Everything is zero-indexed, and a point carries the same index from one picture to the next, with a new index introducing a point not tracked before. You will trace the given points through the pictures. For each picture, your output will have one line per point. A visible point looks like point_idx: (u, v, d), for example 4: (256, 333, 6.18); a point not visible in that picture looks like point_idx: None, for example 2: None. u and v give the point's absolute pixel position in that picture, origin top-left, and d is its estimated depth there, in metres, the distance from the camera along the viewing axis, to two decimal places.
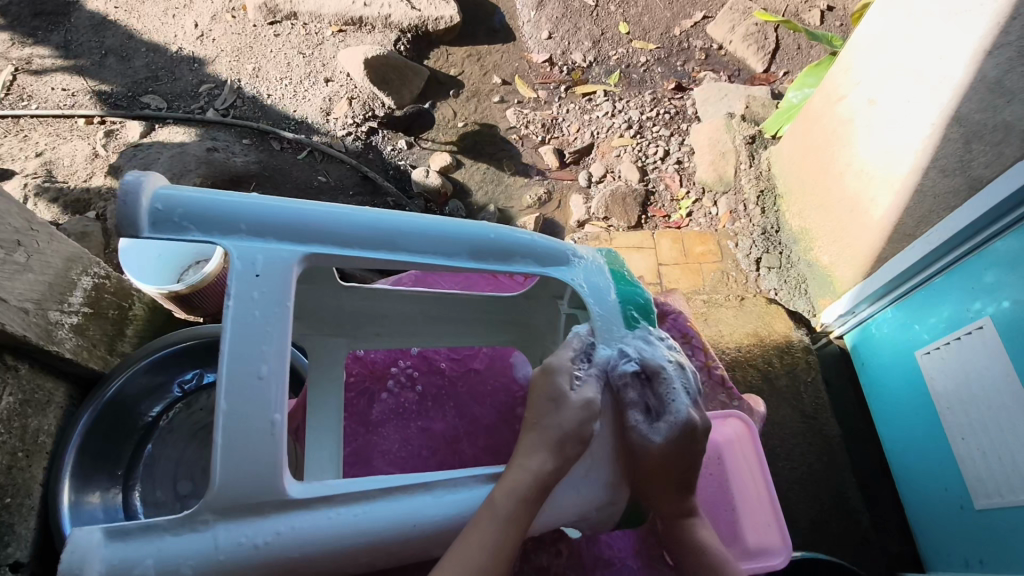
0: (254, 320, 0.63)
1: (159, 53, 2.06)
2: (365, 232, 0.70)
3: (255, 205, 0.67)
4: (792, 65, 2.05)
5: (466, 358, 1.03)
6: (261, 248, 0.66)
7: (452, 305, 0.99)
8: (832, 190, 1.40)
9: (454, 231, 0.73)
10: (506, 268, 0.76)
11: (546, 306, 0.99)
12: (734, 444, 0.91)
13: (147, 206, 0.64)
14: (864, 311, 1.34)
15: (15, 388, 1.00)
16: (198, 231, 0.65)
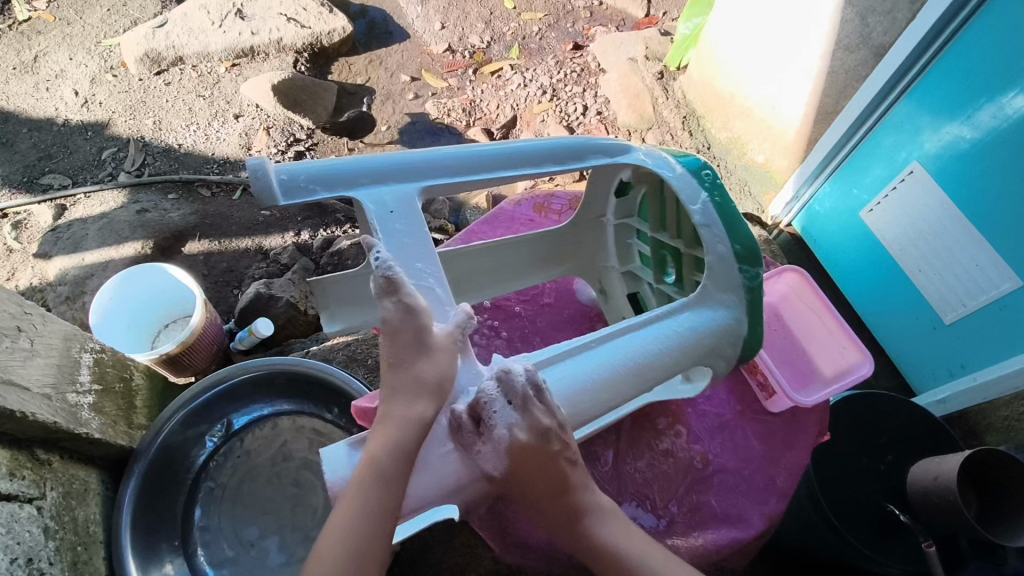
0: (404, 244, 0.77)
1: (44, 131, 1.93)
2: (462, 163, 0.83)
3: (369, 160, 0.80)
4: (668, 5, 2.18)
5: (535, 297, 1.14)
6: (386, 191, 0.79)
7: (505, 255, 1.08)
8: (749, 98, 1.59)
9: (530, 146, 0.86)
10: (576, 166, 0.87)
11: (592, 229, 1.11)
12: (789, 297, 1.08)
13: (277, 181, 0.75)
14: (806, 193, 1.52)
15: (55, 482, 0.94)
16: (325, 190, 0.77)
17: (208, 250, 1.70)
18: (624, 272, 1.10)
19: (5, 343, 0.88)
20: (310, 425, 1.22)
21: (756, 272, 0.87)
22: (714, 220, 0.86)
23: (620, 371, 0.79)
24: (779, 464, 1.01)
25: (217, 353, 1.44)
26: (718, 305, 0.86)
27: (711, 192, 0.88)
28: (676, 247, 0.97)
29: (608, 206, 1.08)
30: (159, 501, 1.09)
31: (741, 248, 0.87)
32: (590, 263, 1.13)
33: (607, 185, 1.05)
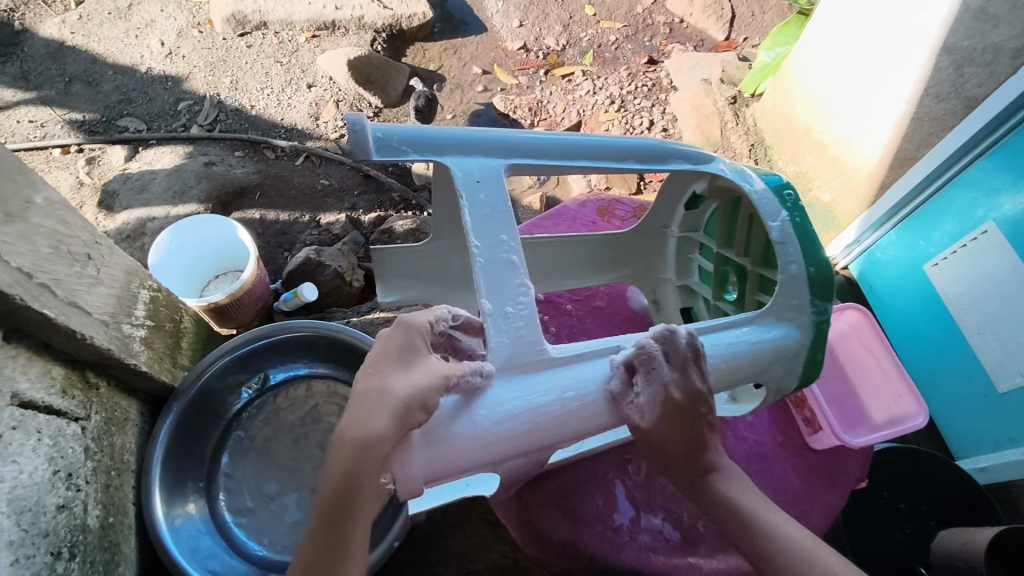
0: (487, 214, 0.77)
1: (128, 75, 2.00)
2: (547, 146, 0.84)
3: (460, 134, 0.82)
4: (750, 31, 2.15)
5: (587, 298, 1.17)
6: (472, 163, 0.80)
7: (565, 253, 1.09)
8: (824, 134, 1.56)
9: (614, 141, 0.88)
10: (662, 166, 0.89)
11: (654, 238, 1.11)
12: (850, 335, 1.06)
13: (372, 136, 0.77)
14: (869, 238, 1.48)
15: (99, 407, 0.97)
16: (416, 152, 0.79)
17: (265, 211, 1.74)
18: (680, 285, 1.09)
19: (75, 266, 0.91)
20: (343, 393, 1.24)
21: (827, 306, 0.84)
22: (790, 238, 0.84)
23: (684, 373, 0.76)
24: (814, 502, 1.00)
25: (260, 310, 1.48)
26: (779, 322, 0.83)
27: (791, 211, 0.86)
28: (741, 264, 0.95)
29: (676, 215, 1.07)
30: (192, 441, 1.12)
31: (814, 270, 0.84)
32: (646, 273, 1.13)
33: (678, 195, 1.04)
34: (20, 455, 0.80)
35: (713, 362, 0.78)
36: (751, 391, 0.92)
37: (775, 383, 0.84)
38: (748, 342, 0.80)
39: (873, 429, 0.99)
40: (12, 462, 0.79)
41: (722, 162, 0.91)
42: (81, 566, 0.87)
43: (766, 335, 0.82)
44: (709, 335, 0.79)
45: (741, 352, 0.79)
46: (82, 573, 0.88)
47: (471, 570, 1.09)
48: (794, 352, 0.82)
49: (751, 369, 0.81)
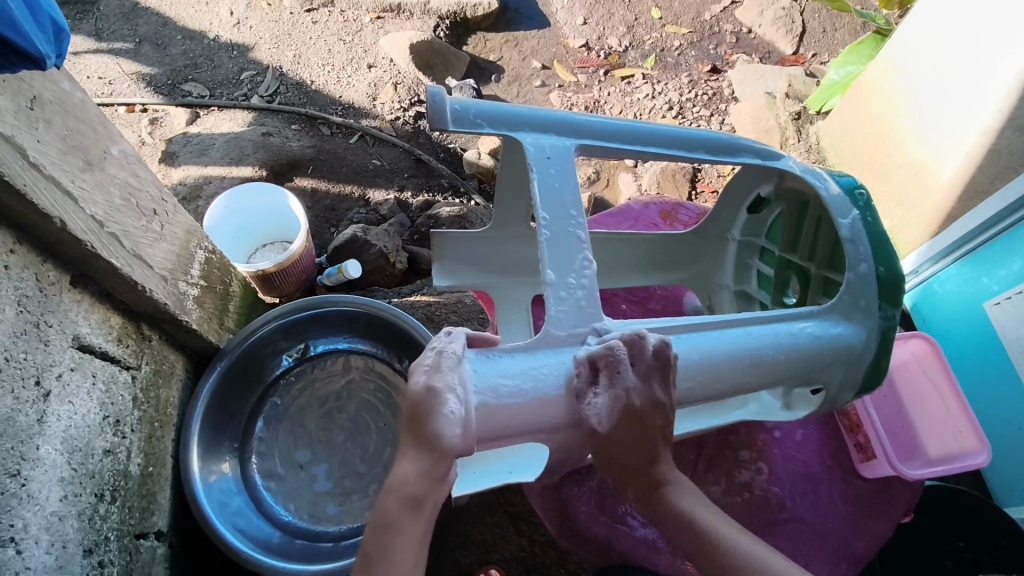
0: (558, 187, 0.76)
1: (196, 41, 2.04)
2: (619, 131, 0.85)
3: (536, 112, 0.83)
4: (819, 46, 2.10)
5: (642, 300, 1.16)
6: (545, 140, 0.80)
7: (617, 251, 1.10)
8: (891, 158, 1.52)
9: (686, 131, 0.86)
10: (728, 159, 0.87)
11: (714, 243, 1.10)
12: (911, 366, 1.05)
13: (450, 108, 0.79)
14: (928, 269, 1.43)
15: (149, 358, 1.00)
16: (490, 126, 0.80)
17: (316, 185, 1.76)
18: (737, 292, 1.07)
19: (142, 219, 0.93)
20: (381, 370, 1.25)
21: (895, 312, 0.80)
22: (862, 237, 0.81)
23: (742, 358, 0.74)
24: (860, 530, 0.99)
25: (304, 282, 1.51)
26: (846, 321, 0.80)
27: (861, 210, 0.83)
28: (805, 269, 0.93)
29: (738, 220, 1.05)
30: (232, 401, 1.14)
31: (884, 271, 0.80)
32: (704, 278, 1.11)
33: (742, 197, 1.03)
34: (75, 397, 0.82)
35: (773, 351, 0.76)
36: (806, 397, 0.88)
37: (835, 388, 0.82)
38: (812, 336, 0.78)
39: (932, 460, 0.97)
40: (67, 402, 0.81)
41: (794, 160, 0.89)
42: (119, 511, 0.90)
43: (831, 331, 0.78)
44: (773, 324, 0.77)
45: (804, 346, 0.77)
46: (120, 517, 0.90)
47: (490, 560, 1.09)
48: (856, 354, 0.79)
49: (812, 367, 0.78)
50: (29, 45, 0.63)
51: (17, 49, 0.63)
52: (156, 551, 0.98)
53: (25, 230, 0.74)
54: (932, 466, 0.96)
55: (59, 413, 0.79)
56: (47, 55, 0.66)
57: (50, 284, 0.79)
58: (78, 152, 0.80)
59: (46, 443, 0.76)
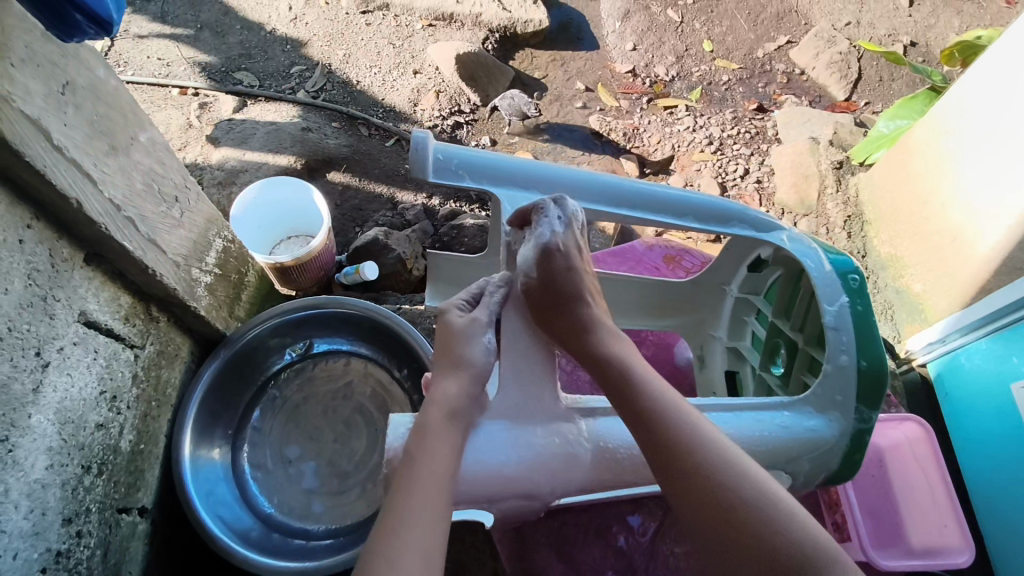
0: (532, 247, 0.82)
1: (253, 32, 2.11)
2: (607, 188, 0.86)
3: (522, 164, 0.85)
4: (873, 95, 2.04)
5: (632, 344, 1.15)
6: (523, 201, 0.84)
7: (615, 291, 1.07)
8: (929, 221, 1.46)
9: (683, 195, 0.87)
10: (722, 228, 0.88)
11: (711, 293, 1.06)
12: (902, 447, 1.02)
13: (432, 157, 0.82)
14: (955, 341, 1.36)
15: (155, 339, 1.03)
16: (471, 179, 0.83)
17: (347, 183, 1.78)
18: (729, 346, 1.05)
19: (161, 206, 0.96)
20: (376, 376, 1.26)
21: (871, 413, 0.78)
22: (846, 326, 0.79)
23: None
24: None
25: (322, 279, 1.53)
26: (820, 413, 0.78)
27: (852, 296, 0.81)
28: (793, 340, 0.90)
29: (737, 275, 1.03)
30: (231, 390, 1.16)
31: (865, 365, 0.78)
32: (697, 327, 1.09)
33: (743, 255, 1.01)
34: (75, 369, 0.85)
35: (734, 441, 0.74)
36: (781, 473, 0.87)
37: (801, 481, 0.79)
38: (779, 426, 0.76)
39: (909, 552, 0.95)
40: (66, 374, 0.84)
41: (786, 235, 0.87)
42: (104, 484, 0.92)
43: (801, 423, 0.77)
44: (739, 411, 0.77)
45: (767, 439, 0.76)
46: (104, 491, 0.92)
47: None
48: (828, 449, 0.77)
49: (775, 461, 0.76)
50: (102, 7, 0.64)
51: (88, 10, 0.63)
52: (136, 527, 1.00)
53: (42, 206, 0.77)
54: (909, 560, 0.93)
55: (55, 384, 0.82)
56: (116, 22, 0.67)
57: (63, 260, 0.82)
58: (105, 137, 0.83)
59: (38, 413, 0.79)
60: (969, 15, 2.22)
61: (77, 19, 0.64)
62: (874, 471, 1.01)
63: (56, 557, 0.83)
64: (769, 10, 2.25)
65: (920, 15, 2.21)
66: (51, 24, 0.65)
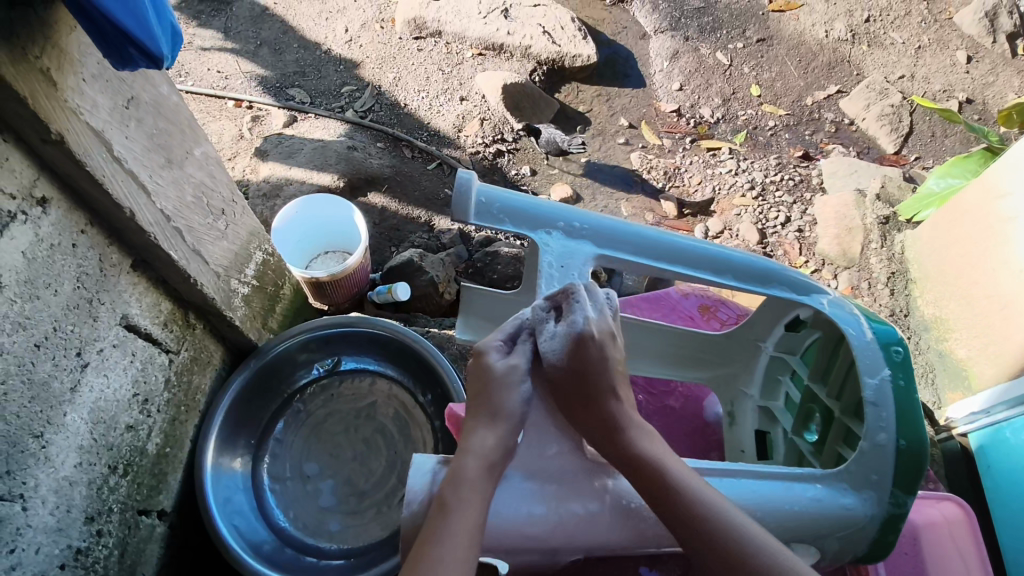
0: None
1: (309, 51, 2.18)
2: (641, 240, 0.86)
3: (560, 210, 0.86)
4: (924, 150, 2.00)
5: (661, 394, 1.13)
6: (560, 249, 0.85)
7: (646, 339, 1.06)
8: (980, 285, 1.41)
9: (723, 253, 0.86)
10: (761, 289, 0.86)
11: (745, 348, 1.04)
12: (939, 525, 0.96)
13: (474, 200, 0.82)
14: (999, 413, 1.30)
15: (189, 345, 1.05)
16: (511, 224, 0.84)
17: (387, 203, 1.81)
18: (760, 406, 1.02)
19: (208, 218, 0.99)
20: (400, 399, 1.26)
21: (906, 498, 0.74)
22: (886, 402, 0.76)
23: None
24: None
25: (355, 296, 1.55)
26: (855, 491, 0.74)
27: (893, 370, 0.78)
28: (830, 408, 0.87)
29: (772, 334, 1.01)
30: (257, 401, 1.17)
31: (905, 444, 0.75)
32: (728, 382, 1.06)
33: (779, 314, 0.98)
34: (111, 371, 0.87)
35: (760, 513, 0.72)
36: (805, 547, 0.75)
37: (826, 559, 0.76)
38: (810, 499, 0.73)
39: None
40: (103, 375, 0.86)
41: (828, 299, 0.85)
42: (127, 486, 0.94)
43: (834, 498, 0.74)
44: (767, 480, 0.74)
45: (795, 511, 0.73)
46: (127, 492, 0.94)
47: None
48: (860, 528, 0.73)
49: (802, 536, 0.73)
50: (152, 43, 0.66)
51: (141, 45, 0.66)
52: (154, 529, 1.01)
53: (96, 213, 0.80)
54: None
55: (91, 384, 0.84)
56: (166, 56, 0.70)
57: (111, 266, 0.85)
58: (162, 151, 0.86)
59: (73, 412, 0.81)
60: None
61: (131, 52, 0.67)
62: (908, 547, 0.95)
63: (75, 554, 0.84)
64: (820, 59, 2.23)
65: (978, 72, 2.17)
66: (106, 50, 0.68)
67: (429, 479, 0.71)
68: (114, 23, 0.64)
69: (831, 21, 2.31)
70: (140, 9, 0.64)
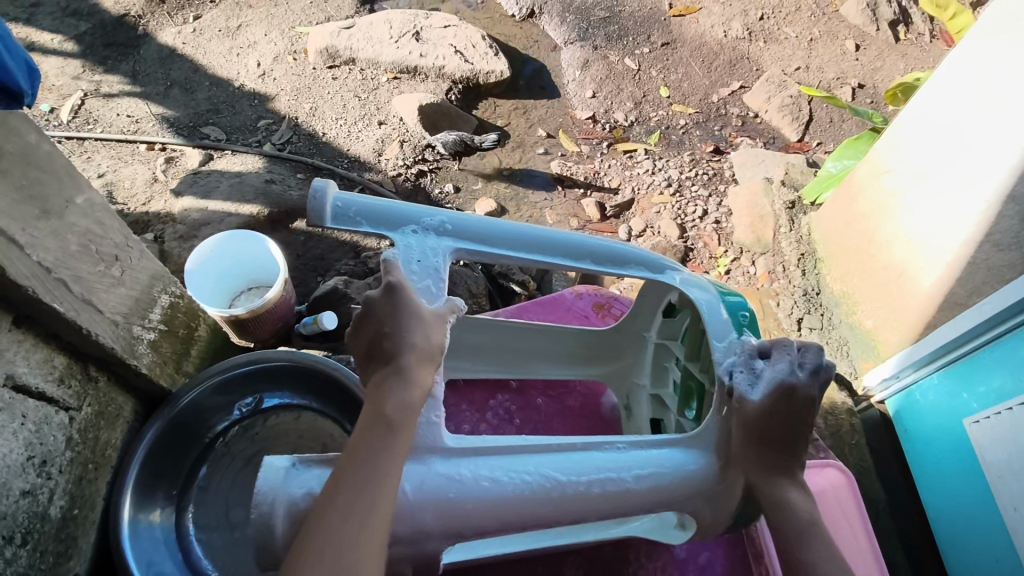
0: (428, 291, 0.82)
1: (221, 88, 2.15)
2: (493, 232, 0.88)
3: (413, 210, 0.87)
4: (825, 135, 2.11)
5: (560, 395, 1.16)
6: (421, 245, 0.85)
7: (539, 340, 1.09)
8: (876, 258, 1.49)
9: (580, 240, 0.90)
10: (620, 271, 0.91)
11: (633, 340, 1.09)
12: (828, 493, 1.02)
13: (330, 205, 0.81)
14: (908, 376, 1.37)
15: (93, 400, 1.01)
16: (369, 225, 0.84)
17: (309, 233, 1.79)
18: (653, 393, 1.06)
19: (99, 266, 0.96)
20: (326, 429, 1.24)
21: None
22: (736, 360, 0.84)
23: (586, 476, 0.75)
24: None
25: (280, 330, 1.52)
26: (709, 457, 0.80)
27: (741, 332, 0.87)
28: (701, 383, 0.92)
29: (654, 323, 1.05)
30: (175, 449, 1.14)
31: None
32: (623, 375, 1.12)
33: (655, 301, 1.04)
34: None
35: (630, 479, 0.76)
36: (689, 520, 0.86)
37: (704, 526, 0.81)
38: (670, 466, 0.78)
39: None
40: None
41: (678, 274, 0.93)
42: (29, 554, 0.89)
43: (690, 466, 0.79)
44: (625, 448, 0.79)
45: (648, 483, 0.77)
46: (30, 560, 0.90)
47: None
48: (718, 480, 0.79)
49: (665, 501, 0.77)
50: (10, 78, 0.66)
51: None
52: None
53: None
54: None
55: None
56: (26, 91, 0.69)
57: None
58: (35, 202, 0.84)
59: None
60: (912, 58, 2.31)
61: None
62: None
63: None
64: (723, 57, 2.33)
65: (866, 59, 2.31)
66: None
67: (287, 479, 0.70)
68: None
69: (729, 21, 2.42)
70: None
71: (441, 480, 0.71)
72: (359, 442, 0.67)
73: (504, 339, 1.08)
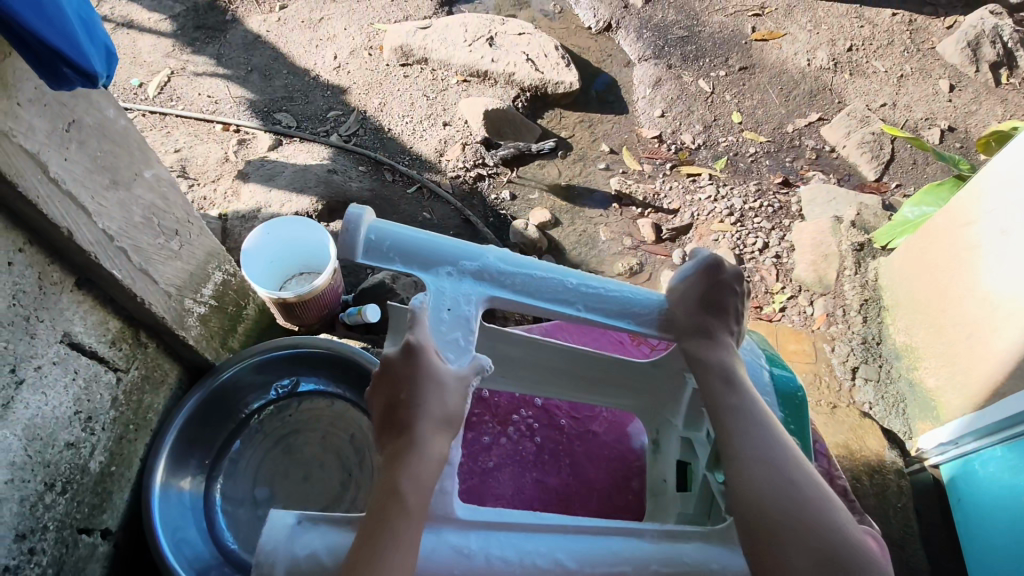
0: (456, 344, 0.80)
1: (298, 78, 2.23)
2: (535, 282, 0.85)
3: (448, 248, 0.85)
4: (905, 177, 2.00)
5: (585, 420, 1.16)
6: (454, 291, 0.83)
7: (575, 366, 1.05)
8: (947, 314, 1.41)
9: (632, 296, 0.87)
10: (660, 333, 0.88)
11: (671, 377, 1.03)
12: None
13: (363, 237, 0.82)
14: (968, 444, 1.27)
15: (141, 364, 1.06)
16: (401, 262, 0.83)
17: None
18: (684, 436, 1.02)
19: (159, 238, 1.01)
20: (357, 421, 1.27)
21: None
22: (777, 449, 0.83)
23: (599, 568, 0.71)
24: None
25: (325, 317, 1.54)
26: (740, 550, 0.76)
27: (787, 414, 0.87)
28: None
29: None
30: (212, 420, 1.17)
31: None
32: (655, 410, 1.07)
33: None
34: (50, 389, 0.88)
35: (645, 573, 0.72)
36: None
37: None
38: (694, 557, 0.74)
39: None
40: (41, 393, 0.87)
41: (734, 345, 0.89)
42: (66, 503, 0.94)
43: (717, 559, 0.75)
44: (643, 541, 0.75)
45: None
46: (66, 510, 0.94)
47: None
48: None
49: None
50: (85, 61, 0.69)
51: (75, 64, 0.69)
52: (96, 548, 1.02)
53: (37, 233, 0.82)
54: None
55: (28, 402, 0.85)
56: (99, 74, 0.72)
57: (52, 283, 0.86)
58: (107, 172, 0.89)
59: (7, 428, 0.82)
60: (1012, 104, 2.17)
61: (66, 73, 0.69)
62: None
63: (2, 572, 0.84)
64: (803, 87, 2.25)
65: (960, 101, 2.17)
66: (40, 70, 0.69)
67: (290, 536, 0.69)
68: (47, 45, 0.66)
69: (813, 50, 2.33)
70: (69, 28, 0.67)
71: (449, 553, 0.70)
72: (376, 528, 0.66)
73: (538, 360, 1.05)
